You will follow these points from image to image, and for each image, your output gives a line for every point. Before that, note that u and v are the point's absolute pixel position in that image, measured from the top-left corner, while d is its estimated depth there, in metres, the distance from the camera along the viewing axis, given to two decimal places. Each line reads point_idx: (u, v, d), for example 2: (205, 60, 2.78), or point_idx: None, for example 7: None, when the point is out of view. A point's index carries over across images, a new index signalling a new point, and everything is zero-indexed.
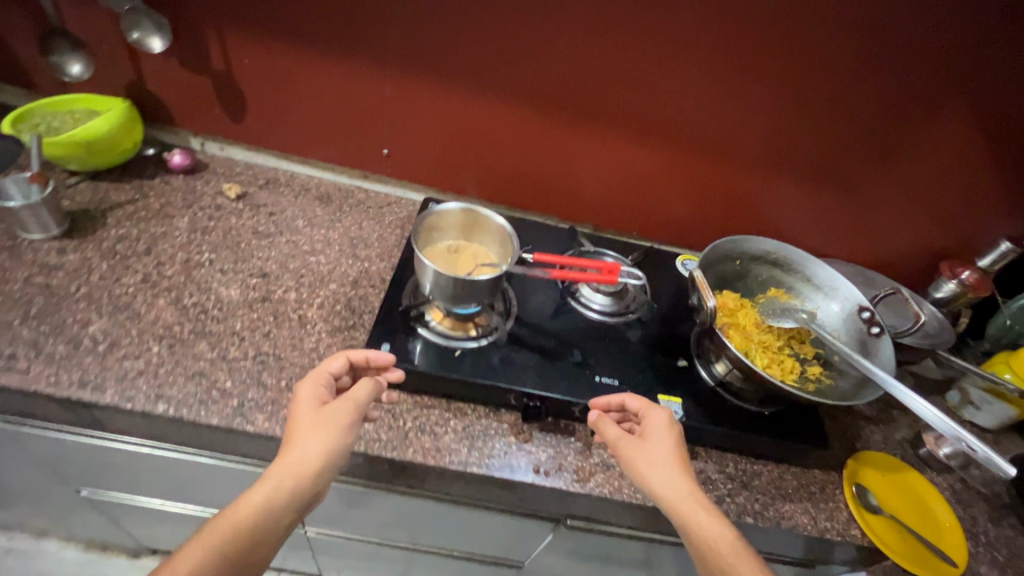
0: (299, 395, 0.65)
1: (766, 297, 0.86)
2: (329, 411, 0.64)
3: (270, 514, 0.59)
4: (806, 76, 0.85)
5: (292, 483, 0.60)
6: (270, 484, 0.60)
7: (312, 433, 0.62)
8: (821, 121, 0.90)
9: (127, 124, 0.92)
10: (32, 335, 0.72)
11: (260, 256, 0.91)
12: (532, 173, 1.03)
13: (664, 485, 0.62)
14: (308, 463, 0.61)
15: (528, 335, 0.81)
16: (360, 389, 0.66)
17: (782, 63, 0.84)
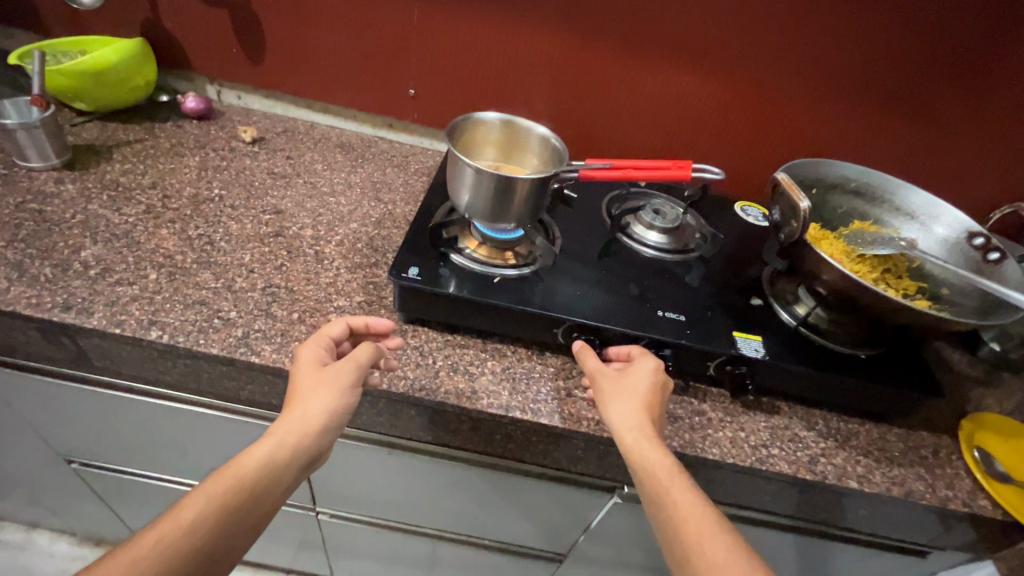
0: (297, 359, 0.55)
1: (850, 230, 0.73)
2: (333, 370, 0.54)
3: (274, 471, 0.49)
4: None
5: (297, 440, 0.50)
6: (274, 439, 0.50)
7: (319, 392, 0.53)
8: (906, 35, 0.78)
9: (140, 59, 0.86)
10: (18, 257, 0.64)
11: (274, 195, 0.82)
12: (570, 114, 0.94)
13: (623, 421, 0.53)
14: (314, 421, 0.51)
15: (575, 268, 0.70)
16: (361, 349, 0.56)
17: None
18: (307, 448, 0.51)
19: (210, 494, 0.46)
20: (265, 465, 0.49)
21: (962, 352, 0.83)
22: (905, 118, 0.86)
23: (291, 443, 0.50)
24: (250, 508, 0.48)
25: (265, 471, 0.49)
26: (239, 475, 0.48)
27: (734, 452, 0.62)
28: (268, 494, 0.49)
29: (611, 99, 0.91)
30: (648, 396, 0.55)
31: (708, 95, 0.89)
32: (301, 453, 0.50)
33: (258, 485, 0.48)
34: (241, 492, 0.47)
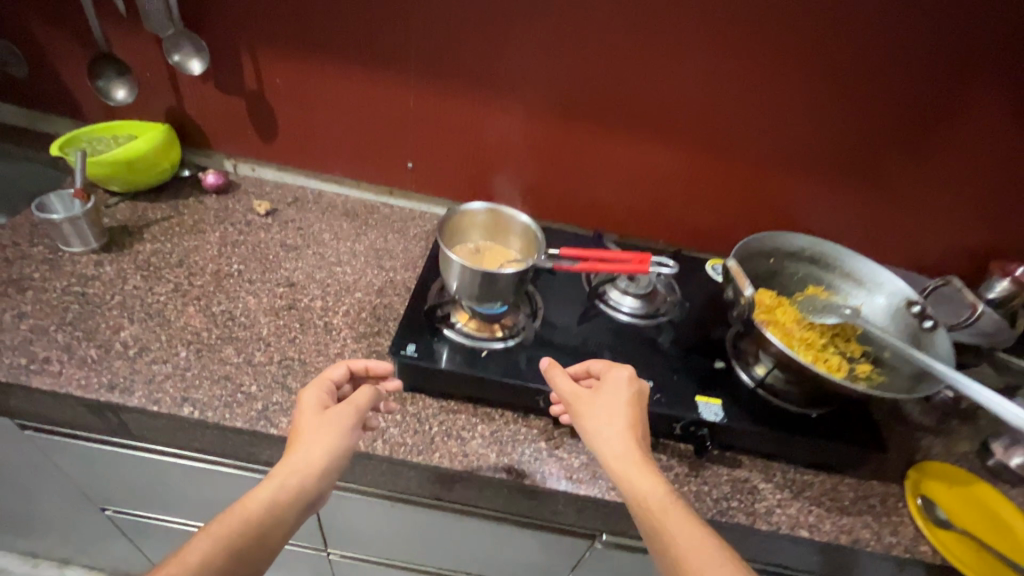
0: (303, 401, 0.63)
1: (805, 295, 0.82)
2: (332, 416, 0.62)
3: (276, 510, 0.56)
4: (833, 63, 0.84)
5: (299, 482, 0.57)
6: (277, 479, 0.57)
7: (320, 435, 0.60)
8: (849, 110, 0.88)
9: (166, 144, 0.96)
10: (67, 340, 0.73)
11: (287, 267, 0.92)
12: (556, 183, 1.03)
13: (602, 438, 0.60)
14: (314, 463, 0.58)
15: (556, 337, 0.79)
16: (359, 393, 0.64)
17: (809, 51, 0.83)
18: (309, 488, 0.58)
19: (214, 537, 0.53)
20: (269, 504, 0.56)
21: (916, 401, 0.91)
22: (855, 178, 0.96)
23: (291, 482, 0.57)
24: (259, 542, 0.54)
25: (269, 509, 0.56)
26: (249, 514, 0.55)
27: (697, 506, 0.70)
28: (274, 531, 0.56)
29: (589, 167, 1.01)
30: (625, 417, 0.62)
31: (677, 163, 0.98)
32: (300, 494, 0.57)
33: (265, 523, 0.55)
34: (248, 532, 0.54)
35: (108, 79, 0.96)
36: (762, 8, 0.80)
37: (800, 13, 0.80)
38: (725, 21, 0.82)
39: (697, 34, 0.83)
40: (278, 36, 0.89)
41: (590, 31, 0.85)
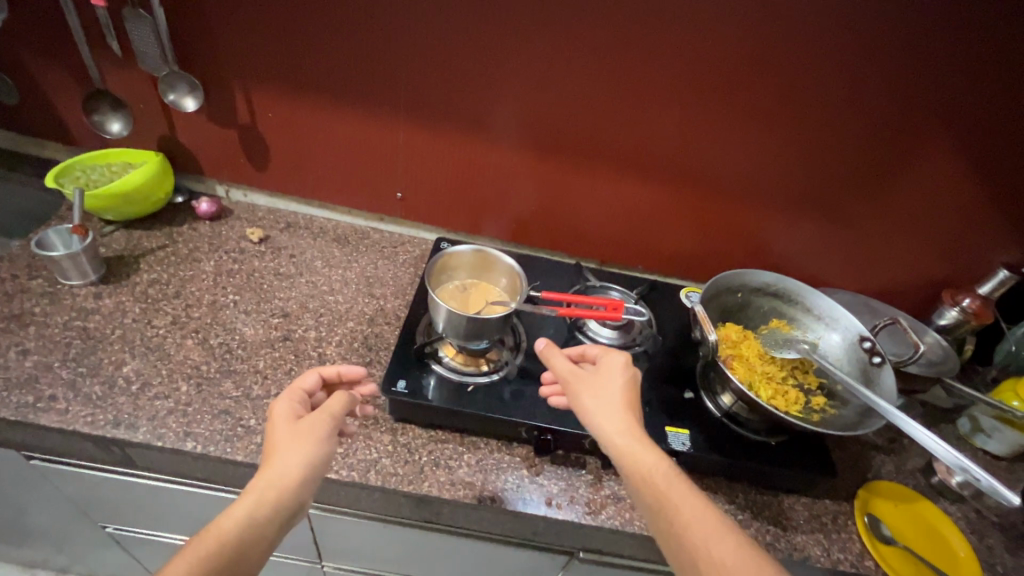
0: (274, 414, 0.65)
1: (769, 328, 0.88)
2: (304, 426, 0.64)
3: (257, 525, 0.57)
4: (798, 111, 0.90)
5: (275, 495, 0.59)
6: (254, 496, 0.58)
7: (296, 446, 0.62)
8: (813, 152, 0.95)
9: (160, 175, 0.99)
10: (71, 377, 0.76)
11: (281, 296, 0.95)
12: (540, 212, 1.08)
13: (608, 419, 0.65)
14: (291, 475, 0.60)
15: (538, 370, 0.84)
16: (332, 401, 0.67)
17: (777, 99, 0.89)
18: (285, 501, 0.59)
19: (196, 556, 0.53)
20: (248, 520, 0.57)
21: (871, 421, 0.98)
22: (819, 213, 1.03)
23: (268, 497, 0.59)
24: (243, 557, 0.55)
25: (249, 524, 0.57)
26: (224, 534, 0.55)
27: None
28: (253, 547, 0.56)
29: (572, 199, 1.06)
30: (623, 396, 0.68)
31: (654, 196, 1.04)
32: (280, 506, 0.59)
33: (242, 540, 0.56)
34: (225, 551, 0.55)
35: (103, 112, 0.98)
36: (733, 60, 0.85)
37: (767, 66, 0.85)
38: (699, 71, 0.87)
39: (673, 81, 0.88)
40: (271, 74, 0.92)
41: (572, 76, 0.89)
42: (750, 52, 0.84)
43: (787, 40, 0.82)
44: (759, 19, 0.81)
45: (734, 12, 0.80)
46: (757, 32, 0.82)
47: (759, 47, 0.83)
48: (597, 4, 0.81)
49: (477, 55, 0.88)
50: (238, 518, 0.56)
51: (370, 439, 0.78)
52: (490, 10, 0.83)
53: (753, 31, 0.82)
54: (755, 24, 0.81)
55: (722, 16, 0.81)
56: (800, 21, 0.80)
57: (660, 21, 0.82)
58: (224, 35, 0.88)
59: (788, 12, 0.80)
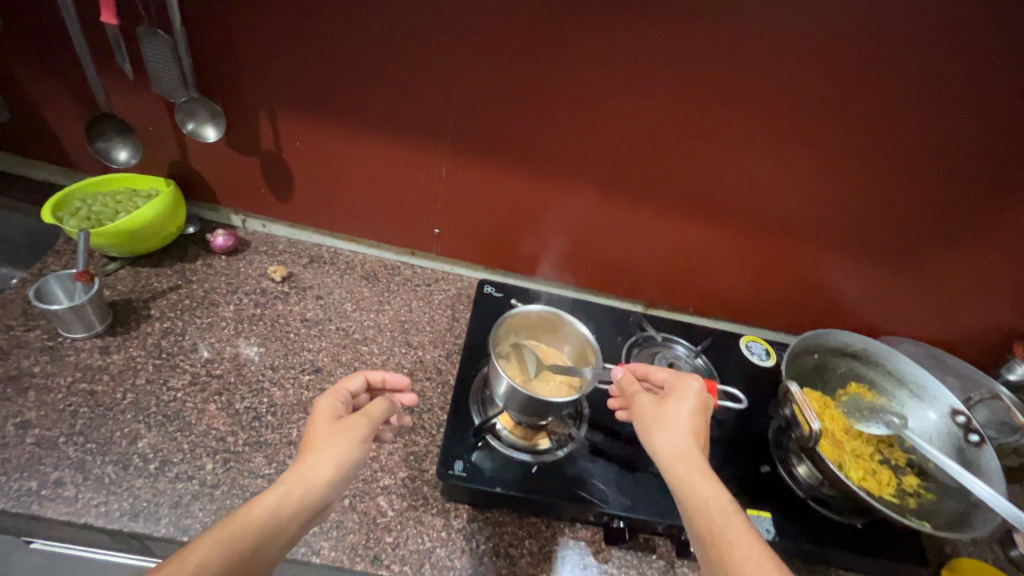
0: (315, 409, 0.60)
1: (849, 393, 0.82)
2: (345, 423, 0.59)
3: (281, 520, 0.50)
4: (891, 164, 0.81)
5: (304, 490, 0.52)
6: (282, 488, 0.52)
7: (333, 442, 0.56)
8: (901, 207, 0.86)
9: (173, 208, 0.89)
10: (78, 455, 0.66)
11: (311, 347, 0.86)
12: (587, 251, 0.99)
13: (668, 446, 0.56)
14: (322, 472, 0.54)
15: (604, 443, 0.77)
16: (375, 405, 0.62)
17: (870, 149, 0.80)
18: (313, 501, 0.53)
19: (217, 538, 0.46)
20: (273, 512, 0.50)
21: None
22: (897, 268, 0.94)
23: (295, 493, 0.52)
24: (261, 553, 0.48)
25: (272, 518, 0.50)
26: (251, 521, 0.48)
27: None
28: (269, 545, 0.48)
29: (625, 238, 0.97)
30: (690, 422, 0.59)
31: (714, 240, 0.95)
32: (306, 504, 0.52)
33: (263, 534, 0.48)
34: (245, 539, 0.47)
35: (108, 139, 0.86)
36: (826, 106, 0.76)
37: (861, 113, 0.76)
38: (785, 116, 0.78)
39: (754, 125, 0.79)
40: (304, 101, 0.82)
41: (641, 114, 0.80)
42: (847, 98, 0.75)
43: (891, 88, 0.73)
44: (863, 65, 0.71)
45: (836, 56, 0.71)
46: (859, 78, 0.73)
47: (858, 95, 0.74)
48: (680, 41, 0.72)
49: (537, 88, 0.79)
50: (264, 505, 0.49)
51: (422, 524, 0.69)
52: (558, 41, 0.74)
53: (854, 77, 0.73)
54: (857, 69, 0.72)
55: (821, 59, 0.72)
56: (910, 69, 0.71)
57: (750, 61, 0.73)
58: (253, 58, 0.78)
59: (897, 59, 0.70)
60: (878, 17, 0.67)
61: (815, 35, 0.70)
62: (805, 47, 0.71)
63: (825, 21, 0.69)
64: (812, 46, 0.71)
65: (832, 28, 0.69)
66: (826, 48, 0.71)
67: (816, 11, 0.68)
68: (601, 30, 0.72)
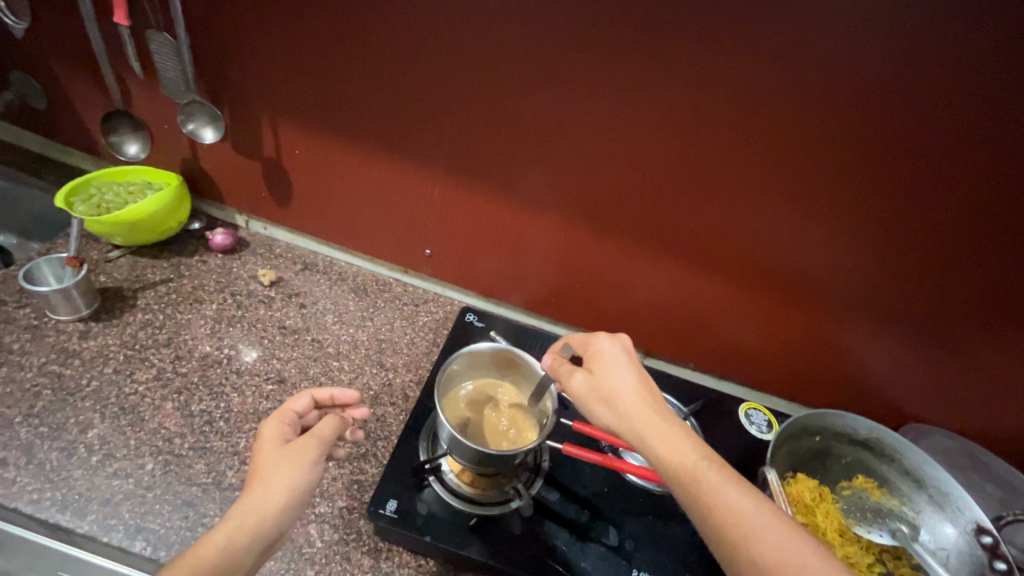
0: (260, 434, 0.54)
1: (851, 487, 0.74)
2: (294, 446, 0.52)
3: (236, 557, 0.45)
4: (940, 246, 0.66)
5: (257, 522, 0.47)
6: (232, 522, 0.46)
7: (283, 468, 0.50)
8: (951, 297, 0.71)
9: (176, 203, 0.91)
10: (29, 437, 0.68)
11: (282, 356, 0.85)
12: (579, 294, 0.91)
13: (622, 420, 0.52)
14: (275, 501, 0.48)
15: (557, 503, 0.70)
16: (324, 423, 0.55)
17: (914, 225, 0.66)
18: (269, 529, 0.47)
19: None
20: (224, 551, 0.45)
21: None
22: (947, 364, 0.78)
23: (249, 527, 0.47)
24: None
25: (223, 558, 0.45)
26: (199, 561, 0.44)
27: None
28: None
29: (621, 284, 0.87)
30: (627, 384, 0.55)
31: (722, 298, 0.83)
32: (262, 536, 0.47)
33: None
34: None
35: (121, 133, 0.92)
36: (862, 169, 0.64)
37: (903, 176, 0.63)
38: (808, 177, 0.66)
39: (769, 183, 0.68)
40: (301, 113, 0.82)
41: (640, 157, 0.71)
42: (887, 164, 0.62)
43: (946, 158, 0.60)
44: (911, 128, 0.59)
45: (874, 115, 0.59)
46: (905, 142, 0.60)
47: (902, 162, 0.62)
48: (684, 82, 0.63)
49: (526, 118, 0.72)
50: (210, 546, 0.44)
51: (348, 562, 0.65)
52: (550, 74, 0.67)
53: (897, 140, 0.60)
54: (902, 133, 0.60)
55: (854, 118, 0.60)
56: (970, 138, 0.58)
57: (769, 113, 0.62)
58: (255, 68, 0.79)
59: (952, 126, 0.58)
60: (934, 73, 0.55)
61: (848, 86, 0.58)
62: (836, 103, 0.60)
63: (863, 75, 0.57)
64: (845, 101, 0.59)
65: (871, 84, 0.57)
66: (863, 106, 0.59)
67: (851, 63, 0.57)
68: (597, 65, 0.64)
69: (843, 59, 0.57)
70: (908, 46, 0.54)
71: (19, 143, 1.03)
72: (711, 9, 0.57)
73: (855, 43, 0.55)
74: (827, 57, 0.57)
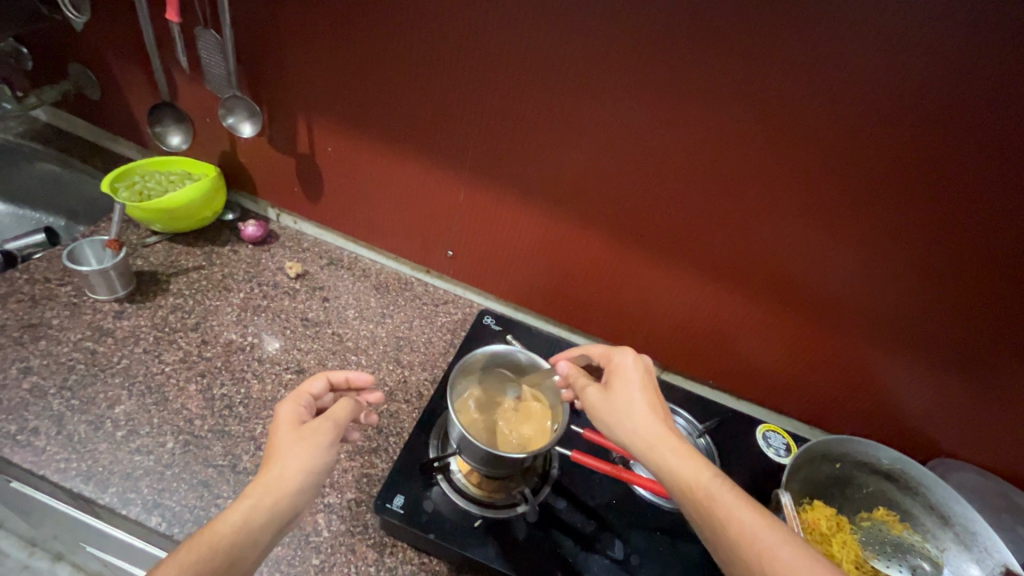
0: (277, 415, 0.55)
1: (871, 518, 0.72)
2: (309, 428, 0.53)
3: (253, 533, 0.46)
4: (976, 275, 0.64)
5: (274, 500, 0.48)
6: (250, 499, 0.48)
7: (299, 450, 0.51)
8: (988, 329, 0.68)
9: (212, 193, 0.94)
10: (61, 409, 0.71)
11: (302, 347, 0.87)
12: (598, 303, 0.91)
13: (634, 435, 0.52)
14: (291, 480, 0.49)
15: (563, 511, 0.69)
16: (339, 406, 0.57)
17: (950, 252, 0.64)
18: (285, 508, 0.48)
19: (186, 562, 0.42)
20: (242, 527, 0.46)
21: None
22: (982, 398, 0.74)
23: (266, 504, 0.48)
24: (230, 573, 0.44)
25: (241, 534, 0.46)
26: (216, 536, 0.45)
27: None
28: (245, 557, 0.45)
29: (641, 295, 0.86)
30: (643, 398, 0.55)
31: (746, 315, 0.81)
32: (278, 514, 0.48)
33: (235, 549, 0.45)
34: (216, 558, 0.43)
35: (166, 125, 0.96)
36: (897, 191, 0.62)
37: (941, 199, 0.60)
38: (839, 195, 0.64)
39: (799, 199, 0.67)
40: (336, 112, 0.84)
41: (666, 167, 0.70)
42: (924, 186, 0.60)
43: (989, 183, 0.57)
44: (951, 150, 0.57)
45: (911, 137, 0.58)
46: (945, 165, 0.58)
47: (939, 185, 0.60)
48: (713, 95, 0.62)
49: (553, 124, 0.72)
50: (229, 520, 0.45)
51: (352, 553, 0.66)
52: (580, 82, 0.67)
53: (935, 162, 0.58)
54: (941, 154, 0.58)
55: (891, 138, 0.58)
56: (1016, 164, 0.55)
57: (801, 129, 0.61)
58: (294, 67, 0.81)
59: (996, 151, 0.55)
60: (977, 93, 0.53)
61: (885, 103, 0.57)
62: (871, 122, 0.58)
63: (901, 94, 0.55)
64: (882, 120, 0.58)
65: (909, 104, 0.56)
66: (901, 127, 0.57)
67: (889, 82, 0.55)
68: (627, 75, 0.65)
69: (881, 77, 0.55)
70: (952, 67, 0.53)
71: (73, 131, 1.09)
72: (744, 21, 0.56)
73: (895, 61, 0.54)
74: (864, 75, 0.56)
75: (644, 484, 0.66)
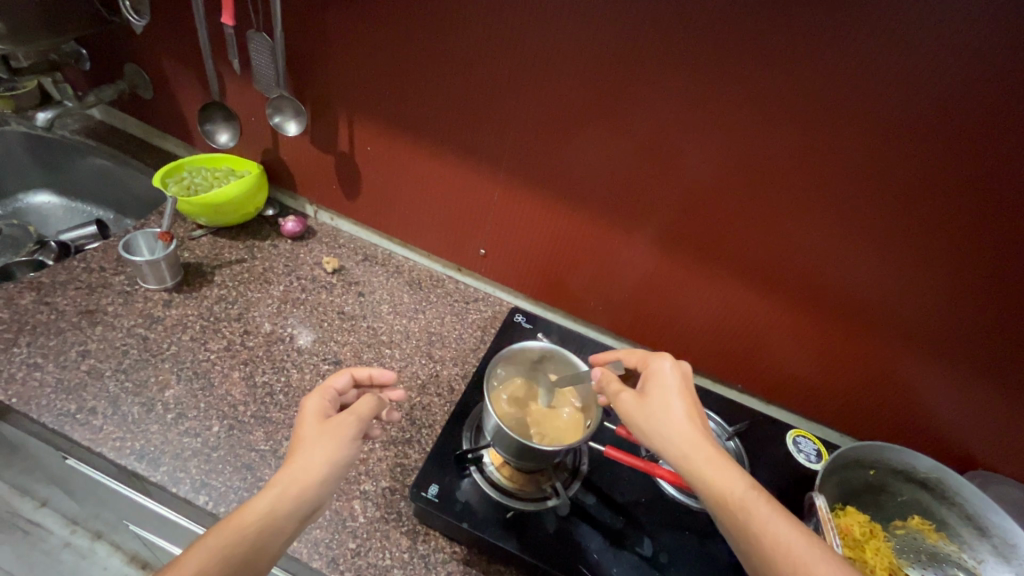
0: (303, 408, 0.57)
1: (906, 527, 0.72)
2: (334, 422, 0.55)
3: (277, 521, 0.48)
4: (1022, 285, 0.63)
5: (299, 490, 0.50)
6: (275, 490, 0.49)
7: (323, 443, 0.53)
8: None
9: (255, 189, 0.98)
10: (116, 391, 0.75)
11: (339, 339, 0.90)
12: (628, 303, 0.92)
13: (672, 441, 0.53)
14: (315, 472, 0.51)
15: (594, 507, 0.71)
16: (363, 401, 0.58)
17: (994, 260, 0.63)
18: (310, 498, 0.50)
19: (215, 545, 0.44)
20: (267, 515, 0.48)
21: None
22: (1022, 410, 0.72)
23: (291, 494, 0.49)
24: (256, 560, 0.46)
25: (268, 522, 0.47)
26: (244, 524, 0.46)
27: None
28: (269, 544, 0.47)
29: (672, 298, 0.87)
30: (683, 404, 0.56)
31: (777, 320, 0.81)
32: (303, 504, 0.50)
33: (261, 536, 0.47)
34: (242, 545, 0.45)
35: (214, 123, 1.00)
36: (939, 197, 0.61)
37: (988, 205, 0.59)
38: (879, 200, 0.64)
39: (836, 204, 0.66)
40: (376, 112, 0.87)
41: (701, 169, 0.71)
42: (969, 193, 0.59)
43: None
44: (1000, 156, 0.56)
45: (955, 143, 0.57)
46: (992, 171, 0.57)
47: (984, 192, 0.59)
48: (752, 98, 0.63)
49: (591, 126, 0.74)
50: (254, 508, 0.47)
51: (386, 540, 0.68)
52: (618, 86, 0.68)
53: (980, 168, 0.58)
54: (987, 161, 0.57)
55: (936, 145, 0.58)
56: None
57: (842, 133, 0.61)
58: (338, 68, 0.84)
59: None
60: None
61: (930, 108, 0.56)
62: (916, 127, 0.58)
63: (947, 101, 0.55)
64: (925, 124, 0.57)
65: (954, 111, 0.55)
66: (947, 132, 0.57)
67: (935, 87, 0.55)
68: (665, 79, 0.65)
69: (927, 82, 0.55)
70: (1000, 74, 0.52)
71: (125, 128, 1.15)
72: (787, 24, 0.57)
73: (941, 66, 0.54)
74: (909, 81, 0.56)
75: (678, 481, 0.66)
